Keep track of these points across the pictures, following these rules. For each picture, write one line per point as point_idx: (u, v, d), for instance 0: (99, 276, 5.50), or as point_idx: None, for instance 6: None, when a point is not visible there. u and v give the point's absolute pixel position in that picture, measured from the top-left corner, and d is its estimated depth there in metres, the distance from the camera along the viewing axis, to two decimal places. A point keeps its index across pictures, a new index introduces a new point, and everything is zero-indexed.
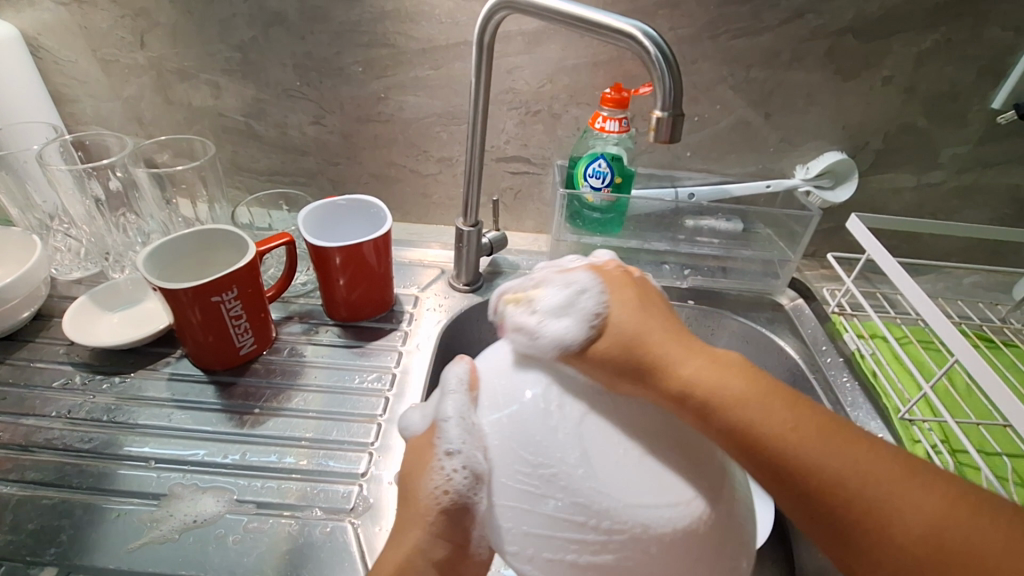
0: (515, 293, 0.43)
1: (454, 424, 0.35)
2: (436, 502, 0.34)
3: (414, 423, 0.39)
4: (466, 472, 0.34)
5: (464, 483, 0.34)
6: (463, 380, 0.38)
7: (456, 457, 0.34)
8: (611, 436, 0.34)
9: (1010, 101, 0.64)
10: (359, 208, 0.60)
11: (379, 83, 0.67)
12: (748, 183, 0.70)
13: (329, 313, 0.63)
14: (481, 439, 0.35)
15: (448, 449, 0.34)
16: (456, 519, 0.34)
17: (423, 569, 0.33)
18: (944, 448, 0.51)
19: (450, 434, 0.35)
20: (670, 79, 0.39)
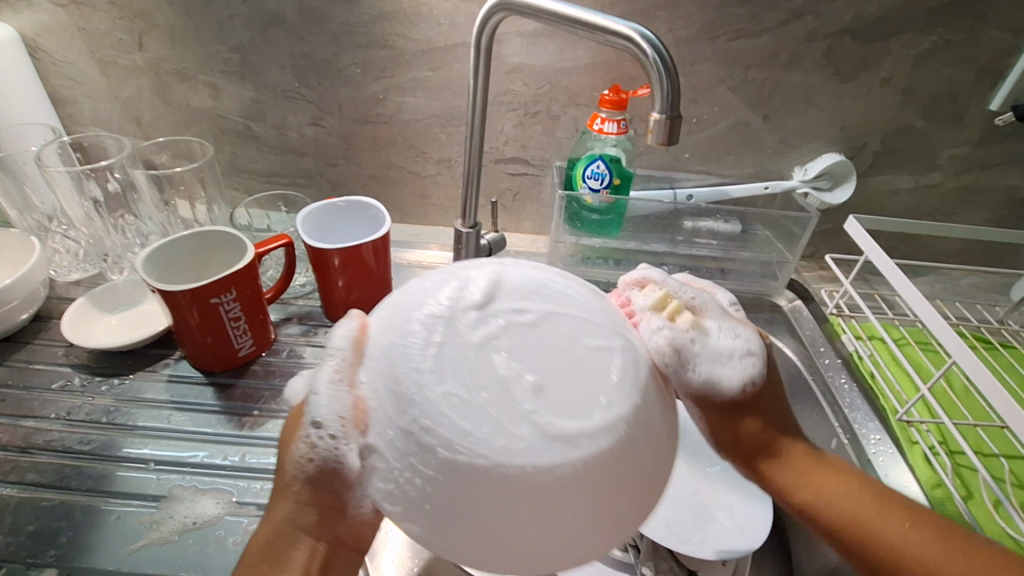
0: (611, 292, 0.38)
1: (321, 393, 0.30)
2: (300, 472, 0.31)
3: (295, 392, 0.35)
4: (331, 435, 0.29)
5: (329, 447, 0.30)
6: (346, 339, 0.32)
7: (322, 428, 0.29)
8: (494, 373, 0.27)
9: (1008, 103, 0.64)
10: (358, 209, 0.60)
11: (378, 84, 0.67)
12: (747, 185, 0.70)
13: (328, 314, 0.63)
14: (351, 401, 0.30)
15: (312, 420, 0.30)
16: (323, 487, 0.31)
17: (295, 538, 0.32)
18: (942, 449, 0.52)
19: (317, 404, 0.30)
20: (667, 80, 0.39)
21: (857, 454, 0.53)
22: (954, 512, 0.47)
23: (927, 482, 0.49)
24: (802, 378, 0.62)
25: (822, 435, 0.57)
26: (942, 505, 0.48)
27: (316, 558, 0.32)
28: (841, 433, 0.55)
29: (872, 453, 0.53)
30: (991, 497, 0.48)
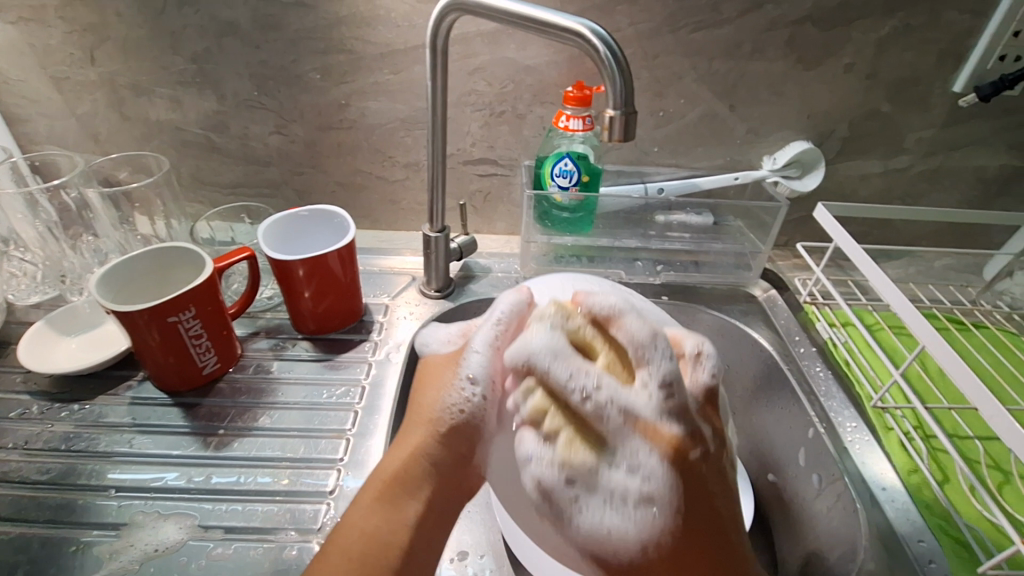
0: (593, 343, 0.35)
1: (477, 354, 0.37)
2: (450, 415, 0.37)
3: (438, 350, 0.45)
4: (481, 394, 0.37)
5: (481, 402, 0.37)
6: (509, 313, 0.38)
7: (477, 384, 0.37)
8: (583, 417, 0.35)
9: (971, 84, 0.64)
10: (322, 217, 0.59)
11: (339, 90, 0.66)
12: (716, 177, 0.70)
13: (296, 326, 0.61)
14: (501, 372, 0.37)
15: (469, 377, 0.37)
16: (462, 437, 0.38)
17: (427, 472, 0.37)
18: (917, 435, 0.52)
19: (472, 361, 0.37)
20: (619, 77, 0.38)
21: (834, 443, 0.53)
22: (931, 498, 0.47)
23: (903, 468, 0.49)
24: (779, 368, 0.61)
25: (800, 425, 0.57)
26: (918, 491, 0.48)
27: (431, 503, 0.37)
28: (817, 423, 0.55)
29: (848, 442, 0.52)
30: (967, 481, 0.48)
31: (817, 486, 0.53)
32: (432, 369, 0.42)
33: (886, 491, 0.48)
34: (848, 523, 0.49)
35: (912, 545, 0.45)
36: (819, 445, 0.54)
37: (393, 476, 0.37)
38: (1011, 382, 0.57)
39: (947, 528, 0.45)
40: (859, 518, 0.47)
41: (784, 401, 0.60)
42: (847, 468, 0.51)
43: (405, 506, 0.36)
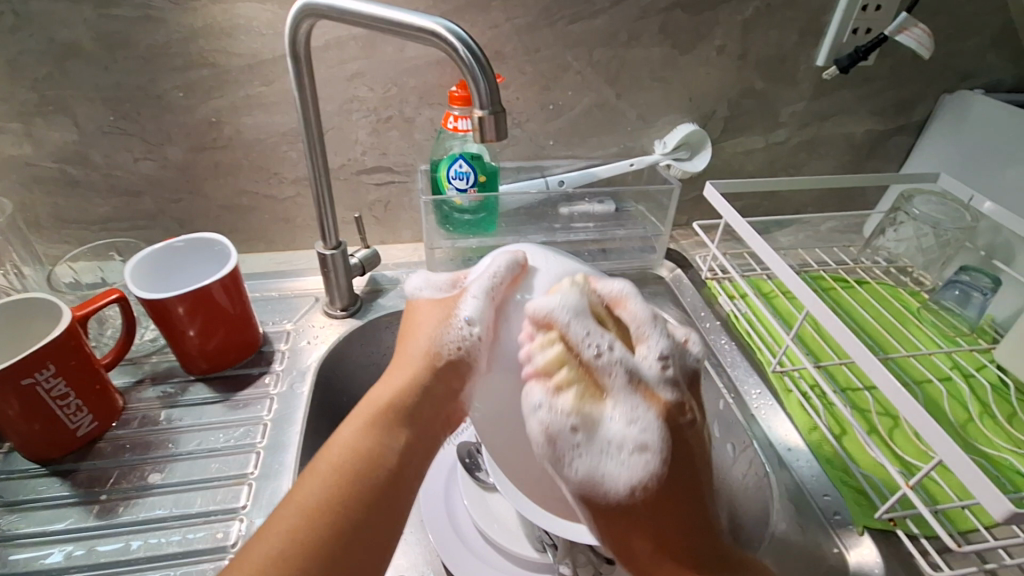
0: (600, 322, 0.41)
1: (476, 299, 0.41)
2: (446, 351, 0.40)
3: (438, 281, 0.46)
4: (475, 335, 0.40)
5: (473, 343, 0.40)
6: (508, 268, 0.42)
7: (474, 324, 0.40)
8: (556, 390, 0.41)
9: (830, 57, 0.69)
10: (200, 247, 0.55)
11: (208, 107, 0.61)
12: (613, 164, 0.71)
13: (187, 368, 0.57)
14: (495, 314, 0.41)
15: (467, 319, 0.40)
16: (454, 371, 0.40)
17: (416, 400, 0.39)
18: (813, 393, 0.55)
19: (468, 307, 0.41)
20: (482, 77, 0.37)
21: (742, 412, 0.55)
22: (830, 451, 0.50)
23: (804, 427, 0.52)
24: None
25: (711, 397, 0.59)
26: (819, 447, 0.51)
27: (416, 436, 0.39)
28: (726, 394, 0.57)
29: (755, 408, 0.55)
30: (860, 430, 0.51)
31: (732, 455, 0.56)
32: (421, 308, 0.45)
33: (791, 451, 0.51)
34: (761, 487, 0.51)
35: (817, 499, 0.47)
36: (729, 416, 0.56)
37: (385, 403, 0.38)
38: (889, 331, 0.62)
39: (844, 477, 0.48)
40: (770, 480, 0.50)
41: None
42: (755, 434, 0.53)
43: (391, 434, 0.37)
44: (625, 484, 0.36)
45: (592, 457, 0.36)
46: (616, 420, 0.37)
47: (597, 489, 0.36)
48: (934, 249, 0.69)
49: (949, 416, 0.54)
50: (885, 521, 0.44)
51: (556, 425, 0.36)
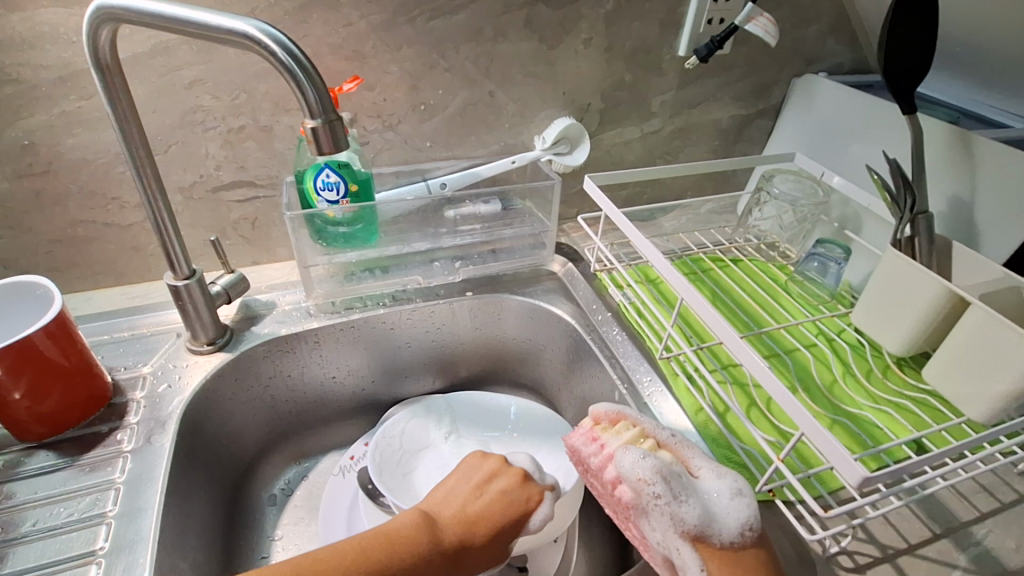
0: (627, 424, 0.45)
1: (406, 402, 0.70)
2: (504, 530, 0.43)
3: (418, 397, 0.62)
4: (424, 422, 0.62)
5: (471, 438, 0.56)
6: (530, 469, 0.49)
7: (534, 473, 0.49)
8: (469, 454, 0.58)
9: (691, 47, 0.71)
10: (15, 293, 0.47)
11: (15, 128, 0.52)
12: (495, 163, 0.70)
13: (18, 435, 0.48)
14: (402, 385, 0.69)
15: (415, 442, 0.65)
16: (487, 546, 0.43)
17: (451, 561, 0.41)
18: (698, 374, 0.57)
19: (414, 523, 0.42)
20: (308, 86, 0.35)
21: (635, 401, 0.56)
22: (715, 430, 0.52)
23: (691, 409, 0.53)
24: (583, 340, 0.63)
25: (608, 390, 0.60)
26: (705, 427, 0.52)
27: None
28: (620, 385, 0.58)
29: (646, 395, 0.56)
30: (741, 405, 0.54)
31: None
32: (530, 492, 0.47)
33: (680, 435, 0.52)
34: None
35: None
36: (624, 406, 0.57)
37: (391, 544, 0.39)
38: (763, 306, 0.67)
39: (730, 455, 0.50)
40: None
41: (593, 370, 0.62)
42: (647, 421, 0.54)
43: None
44: (733, 531, 0.40)
45: (676, 509, 0.39)
46: (722, 496, 0.41)
47: (707, 537, 0.39)
48: (794, 225, 0.74)
49: (817, 381, 0.58)
50: (765, 492, 0.46)
51: (658, 472, 0.39)
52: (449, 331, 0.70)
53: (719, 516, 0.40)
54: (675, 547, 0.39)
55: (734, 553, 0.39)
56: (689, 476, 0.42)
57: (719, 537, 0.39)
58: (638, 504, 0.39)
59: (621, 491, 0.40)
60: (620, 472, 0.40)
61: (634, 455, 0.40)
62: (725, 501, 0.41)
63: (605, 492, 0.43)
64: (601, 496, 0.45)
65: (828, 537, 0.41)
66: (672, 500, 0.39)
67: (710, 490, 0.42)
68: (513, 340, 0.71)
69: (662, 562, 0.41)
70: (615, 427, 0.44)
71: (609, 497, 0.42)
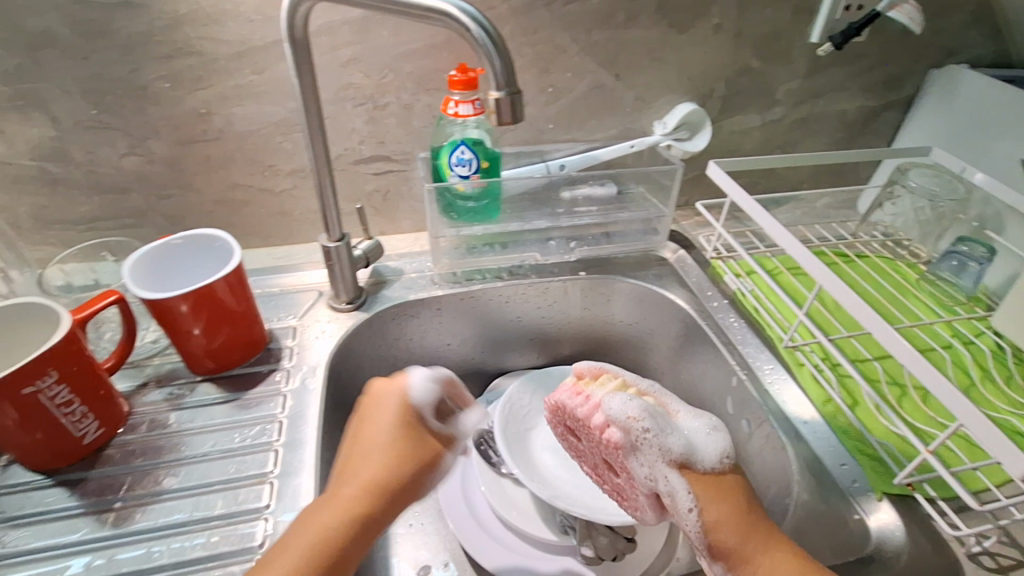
0: (599, 378, 0.48)
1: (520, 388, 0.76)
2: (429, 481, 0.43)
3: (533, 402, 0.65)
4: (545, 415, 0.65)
5: None
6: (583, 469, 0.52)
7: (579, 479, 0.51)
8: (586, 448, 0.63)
9: (825, 34, 0.69)
10: (199, 244, 0.53)
11: (195, 98, 0.58)
12: (614, 147, 0.71)
13: (193, 369, 0.55)
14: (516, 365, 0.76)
15: None
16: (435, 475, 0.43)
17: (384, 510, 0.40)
18: (825, 365, 0.56)
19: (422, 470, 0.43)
20: (499, 57, 0.37)
21: (755, 388, 0.56)
22: (845, 422, 0.51)
23: (819, 399, 0.53)
24: (698, 325, 0.63)
25: (725, 375, 0.60)
26: (835, 418, 0.52)
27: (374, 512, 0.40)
28: (738, 370, 0.58)
29: (768, 382, 0.56)
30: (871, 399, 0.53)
31: (748, 431, 0.57)
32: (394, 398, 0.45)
33: (807, 424, 0.52)
34: (781, 460, 0.52)
35: (835, 469, 0.49)
36: (743, 392, 0.57)
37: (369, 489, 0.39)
38: (890, 303, 0.64)
39: (862, 448, 0.49)
40: (790, 454, 0.51)
41: (706, 354, 0.62)
42: (770, 408, 0.54)
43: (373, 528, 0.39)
44: (715, 460, 0.44)
45: (662, 441, 0.42)
46: (701, 432, 0.45)
47: (693, 464, 0.43)
48: (931, 222, 0.71)
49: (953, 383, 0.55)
50: (903, 485, 0.45)
51: (644, 410, 0.43)
52: (558, 309, 0.72)
53: (702, 452, 0.44)
54: (664, 476, 0.42)
55: (716, 479, 0.44)
56: (671, 418, 0.46)
57: (702, 464, 0.44)
58: (629, 442, 0.42)
59: (609, 433, 0.42)
60: (606, 416, 0.43)
61: (616, 400, 0.44)
62: (706, 439, 0.45)
63: (590, 438, 0.46)
64: (584, 442, 0.48)
65: (973, 533, 0.41)
66: (660, 437, 0.42)
67: (689, 432, 0.45)
68: (619, 322, 0.72)
69: (648, 498, 0.44)
70: (592, 381, 0.47)
71: (594, 442, 0.45)
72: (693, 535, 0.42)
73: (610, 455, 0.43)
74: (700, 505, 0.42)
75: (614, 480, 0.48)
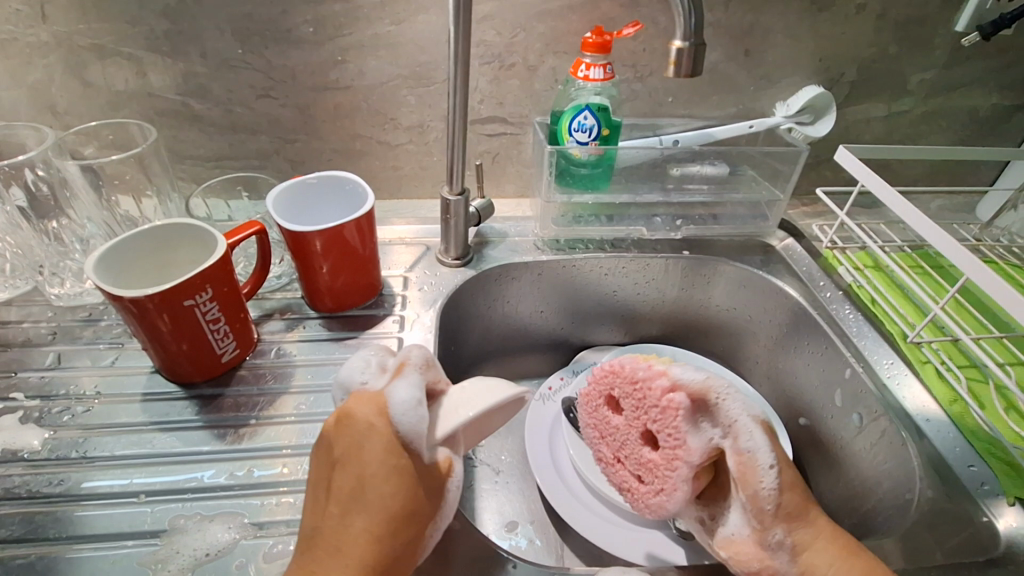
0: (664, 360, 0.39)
1: None
2: None
3: None
4: None
5: None
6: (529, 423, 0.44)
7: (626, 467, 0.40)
8: None
9: (973, 23, 0.65)
10: (335, 184, 0.55)
11: (334, 45, 0.60)
12: (731, 125, 0.68)
13: (312, 305, 0.57)
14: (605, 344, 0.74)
15: None
16: None
17: None
18: (953, 364, 0.53)
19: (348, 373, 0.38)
20: (692, 10, 0.41)
21: (873, 380, 0.54)
22: (974, 424, 0.49)
23: (944, 398, 0.51)
24: (808, 313, 0.61)
25: (836, 366, 0.58)
26: (962, 418, 0.50)
27: None
28: (854, 362, 0.56)
29: (887, 375, 0.54)
30: (1003, 403, 0.50)
31: (857, 425, 0.55)
32: None
33: (930, 422, 0.50)
34: (898, 456, 0.50)
35: (962, 469, 0.47)
36: (857, 384, 0.55)
37: None
38: None
39: (993, 451, 0.47)
40: (910, 450, 0.49)
41: (815, 344, 0.61)
42: (889, 402, 0.52)
43: None
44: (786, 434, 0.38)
45: (740, 403, 0.36)
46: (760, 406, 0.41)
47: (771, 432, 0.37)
48: None
49: None
50: None
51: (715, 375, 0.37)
52: (654, 287, 0.70)
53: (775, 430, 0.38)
54: (734, 430, 0.35)
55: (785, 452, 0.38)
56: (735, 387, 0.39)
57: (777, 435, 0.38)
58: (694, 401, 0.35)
59: (672, 397, 0.35)
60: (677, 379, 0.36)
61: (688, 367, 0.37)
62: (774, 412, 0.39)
63: (644, 407, 0.37)
64: (626, 416, 0.39)
65: None
66: (737, 398, 0.36)
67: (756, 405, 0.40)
68: (716, 306, 0.70)
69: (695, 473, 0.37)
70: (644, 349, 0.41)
71: (647, 408, 0.36)
72: (757, 511, 0.35)
73: (664, 422, 0.36)
74: (779, 466, 0.36)
75: (638, 457, 0.38)
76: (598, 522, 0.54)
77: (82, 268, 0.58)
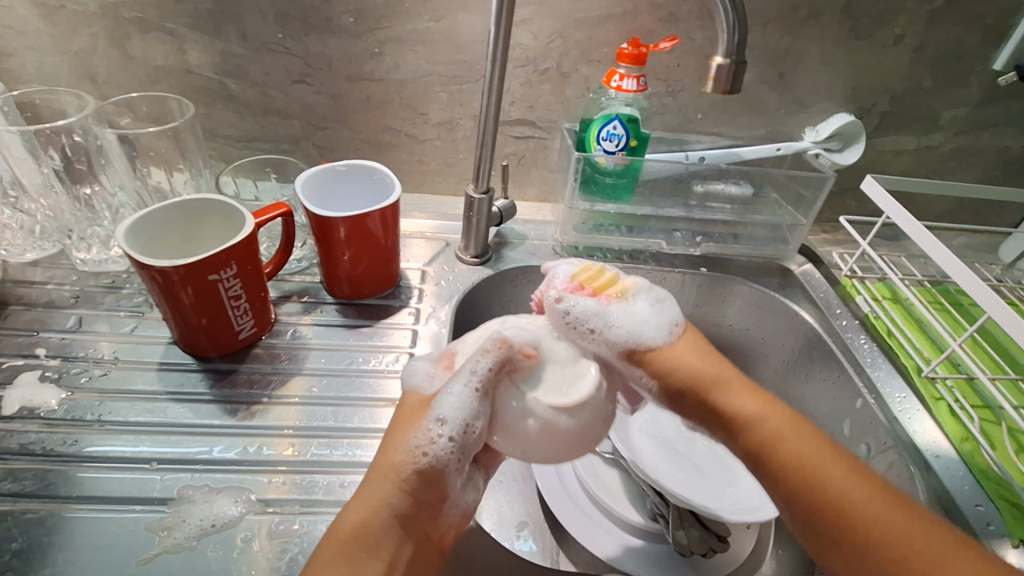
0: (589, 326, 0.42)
1: None
2: None
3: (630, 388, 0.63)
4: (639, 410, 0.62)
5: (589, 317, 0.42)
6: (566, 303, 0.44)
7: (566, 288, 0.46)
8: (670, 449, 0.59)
9: (1011, 62, 0.65)
10: (363, 174, 0.56)
11: (372, 37, 0.61)
12: (759, 147, 0.69)
13: (330, 291, 0.58)
14: None
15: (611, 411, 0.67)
16: None
17: None
18: (967, 403, 0.53)
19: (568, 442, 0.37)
20: (737, 27, 0.41)
21: (884, 412, 0.54)
22: (983, 463, 0.49)
23: (957, 436, 0.51)
24: (822, 340, 0.61)
25: (847, 395, 0.58)
26: (972, 458, 0.49)
27: None
28: (866, 393, 0.56)
29: (898, 410, 0.54)
30: (1014, 445, 0.50)
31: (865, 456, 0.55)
32: None
33: (938, 458, 0.50)
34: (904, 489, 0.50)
35: (970, 508, 0.46)
36: (868, 415, 0.55)
37: None
38: None
39: (1003, 492, 0.47)
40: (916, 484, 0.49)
41: (827, 372, 0.60)
42: (899, 435, 0.52)
43: None
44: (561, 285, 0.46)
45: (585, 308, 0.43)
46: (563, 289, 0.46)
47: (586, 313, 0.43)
48: None
49: None
50: None
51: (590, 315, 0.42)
52: None
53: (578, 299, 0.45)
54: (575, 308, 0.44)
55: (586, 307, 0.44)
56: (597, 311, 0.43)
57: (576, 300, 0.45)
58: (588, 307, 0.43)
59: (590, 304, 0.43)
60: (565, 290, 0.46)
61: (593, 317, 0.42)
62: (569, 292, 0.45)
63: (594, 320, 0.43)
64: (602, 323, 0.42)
65: None
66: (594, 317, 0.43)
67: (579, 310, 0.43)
68: (729, 326, 0.70)
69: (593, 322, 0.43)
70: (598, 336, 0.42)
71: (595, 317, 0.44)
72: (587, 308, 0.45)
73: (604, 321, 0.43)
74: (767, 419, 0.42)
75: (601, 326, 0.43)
76: (598, 529, 0.52)
77: (109, 236, 0.59)
